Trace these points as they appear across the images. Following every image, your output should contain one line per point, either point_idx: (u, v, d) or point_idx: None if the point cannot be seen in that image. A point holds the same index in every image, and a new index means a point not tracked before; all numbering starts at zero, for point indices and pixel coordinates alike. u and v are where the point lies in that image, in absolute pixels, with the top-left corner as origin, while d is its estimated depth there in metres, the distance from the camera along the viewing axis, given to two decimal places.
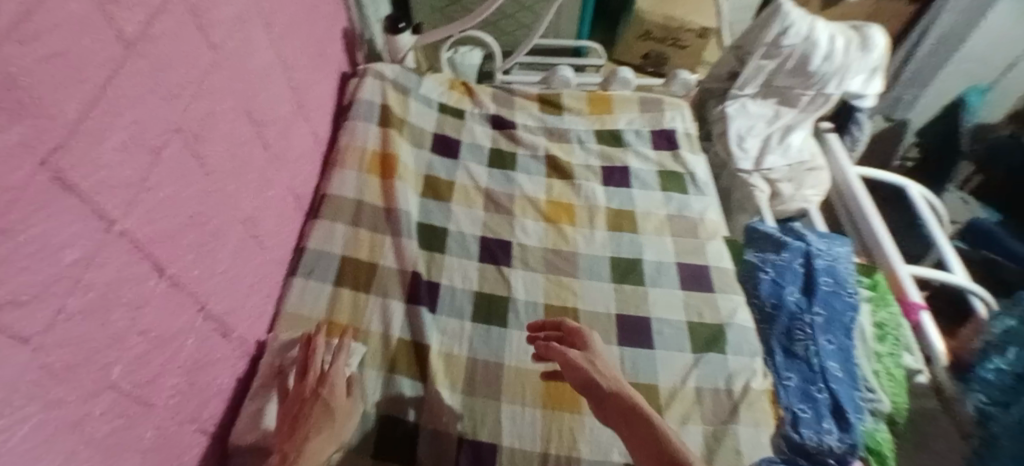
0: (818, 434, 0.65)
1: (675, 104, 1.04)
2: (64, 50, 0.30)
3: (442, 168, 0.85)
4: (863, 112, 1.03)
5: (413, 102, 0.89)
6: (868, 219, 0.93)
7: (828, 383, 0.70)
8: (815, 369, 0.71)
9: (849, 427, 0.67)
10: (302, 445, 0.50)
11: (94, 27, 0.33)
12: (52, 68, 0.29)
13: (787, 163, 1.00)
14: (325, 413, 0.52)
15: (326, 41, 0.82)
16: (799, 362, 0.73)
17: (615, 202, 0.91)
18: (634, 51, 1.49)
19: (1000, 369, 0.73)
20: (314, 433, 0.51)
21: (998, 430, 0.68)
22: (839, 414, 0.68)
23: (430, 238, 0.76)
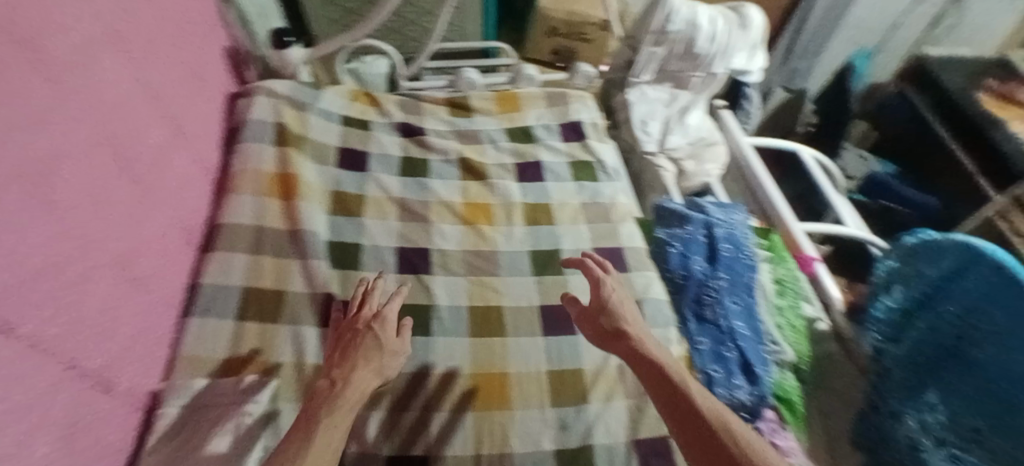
0: (730, 390, 0.71)
1: (580, 96, 1.07)
2: None
3: (349, 181, 0.83)
4: (749, 87, 1.14)
5: (312, 117, 0.87)
6: (763, 185, 1.01)
7: (736, 342, 0.76)
8: (724, 330, 0.77)
9: (757, 379, 0.73)
10: (352, 372, 0.55)
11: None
12: None
13: (688, 141, 1.07)
14: (374, 346, 0.58)
15: (203, 64, 0.79)
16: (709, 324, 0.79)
17: (531, 197, 0.91)
18: (542, 48, 1.51)
19: (889, 307, 0.80)
20: (362, 363, 0.56)
21: (891, 363, 0.76)
22: (748, 369, 0.74)
23: (342, 256, 0.74)
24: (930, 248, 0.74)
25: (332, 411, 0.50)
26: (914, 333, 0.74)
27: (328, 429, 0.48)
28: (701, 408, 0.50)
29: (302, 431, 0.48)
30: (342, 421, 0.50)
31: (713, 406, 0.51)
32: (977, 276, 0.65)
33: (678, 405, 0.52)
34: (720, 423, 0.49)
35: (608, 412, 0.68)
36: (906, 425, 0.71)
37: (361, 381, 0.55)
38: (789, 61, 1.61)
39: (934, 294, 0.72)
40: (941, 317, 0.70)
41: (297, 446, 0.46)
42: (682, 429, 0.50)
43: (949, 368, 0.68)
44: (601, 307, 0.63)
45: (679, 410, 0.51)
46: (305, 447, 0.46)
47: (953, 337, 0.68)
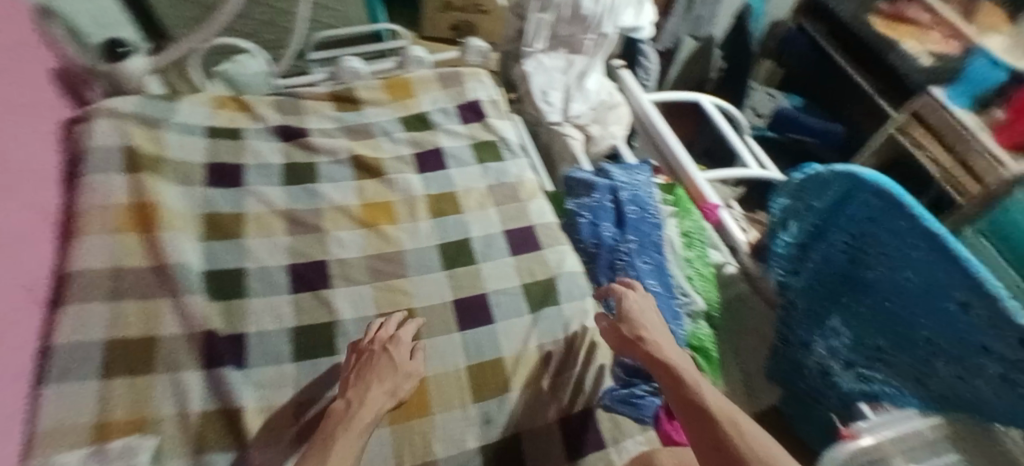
0: None
1: (474, 74, 1.02)
2: None
3: (224, 201, 0.76)
4: (644, 43, 1.15)
5: (169, 134, 0.79)
6: (667, 141, 1.01)
7: None
8: None
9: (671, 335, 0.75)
10: (365, 392, 0.57)
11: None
12: None
13: (590, 106, 1.06)
14: (387, 366, 0.60)
15: (27, 91, 0.69)
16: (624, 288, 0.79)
17: (434, 188, 0.87)
18: (440, 25, 1.44)
19: (787, 243, 0.81)
20: (375, 383, 0.58)
21: (794, 295, 0.80)
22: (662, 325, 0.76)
23: (223, 285, 0.68)
24: (820, 182, 0.74)
25: (350, 427, 0.53)
26: (811, 265, 0.77)
27: (344, 441, 0.51)
28: (706, 404, 0.51)
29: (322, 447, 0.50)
30: (356, 439, 0.52)
31: (724, 408, 0.50)
32: (860, 203, 0.67)
33: (691, 409, 0.51)
34: (722, 414, 0.49)
35: (530, 396, 0.67)
36: (817, 352, 0.76)
37: (374, 401, 0.57)
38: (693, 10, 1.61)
39: (823, 225, 0.75)
40: (833, 248, 0.73)
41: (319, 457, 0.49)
42: (691, 427, 0.50)
43: (848, 293, 0.71)
44: (622, 319, 0.65)
45: (689, 412, 0.51)
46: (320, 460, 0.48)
47: (846, 264, 0.71)
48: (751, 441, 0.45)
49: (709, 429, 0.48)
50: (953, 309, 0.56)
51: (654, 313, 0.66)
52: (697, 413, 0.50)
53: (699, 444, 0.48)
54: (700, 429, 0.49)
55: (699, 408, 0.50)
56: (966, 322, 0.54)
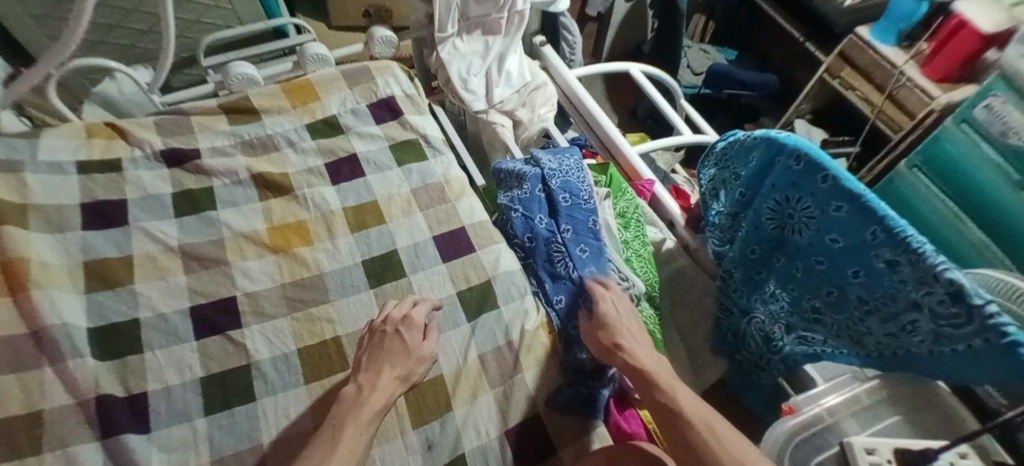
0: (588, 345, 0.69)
1: (385, 67, 0.95)
2: None
3: (107, 243, 0.67)
4: (564, 16, 1.09)
5: (32, 175, 0.69)
6: (597, 119, 0.97)
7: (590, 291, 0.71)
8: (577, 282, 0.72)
9: None
10: (376, 377, 0.57)
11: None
12: None
13: (514, 90, 1.00)
14: (400, 348, 0.60)
15: None
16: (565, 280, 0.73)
17: (351, 200, 0.80)
18: (350, 12, 1.33)
19: (719, 212, 0.81)
20: (387, 367, 0.58)
21: (728, 264, 0.79)
22: None
23: (114, 342, 0.60)
24: (746, 148, 0.73)
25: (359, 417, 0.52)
26: (741, 234, 0.75)
27: (352, 432, 0.50)
28: (682, 408, 0.50)
29: (331, 438, 0.50)
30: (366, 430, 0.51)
31: (709, 419, 0.48)
32: (783, 168, 0.65)
33: (673, 420, 0.50)
34: (704, 422, 0.48)
35: (475, 410, 0.64)
36: (756, 318, 0.76)
37: (386, 387, 0.57)
38: None
39: (751, 193, 0.73)
40: (759, 215, 0.71)
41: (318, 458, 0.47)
42: (671, 440, 0.49)
43: (781, 257, 0.71)
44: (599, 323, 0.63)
45: (671, 421, 0.50)
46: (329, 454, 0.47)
47: (775, 230, 0.70)
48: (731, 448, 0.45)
49: (687, 436, 0.48)
50: (880, 267, 0.55)
51: (631, 318, 0.63)
52: (680, 428, 0.49)
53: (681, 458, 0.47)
54: (680, 439, 0.48)
55: (680, 418, 0.49)
56: (893, 279, 0.54)
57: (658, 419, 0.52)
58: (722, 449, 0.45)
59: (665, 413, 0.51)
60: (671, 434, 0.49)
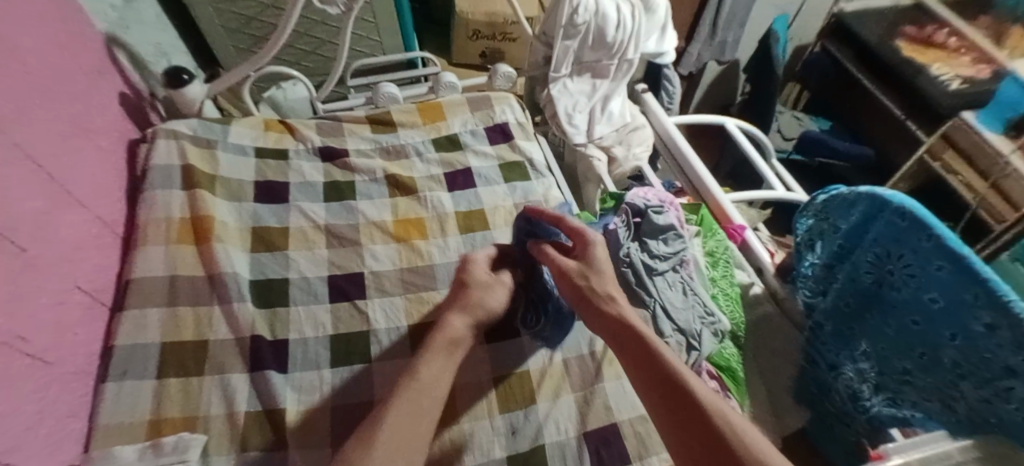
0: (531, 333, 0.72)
1: (503, 98, 1.07)
2: None
3: (270, 215, 0.81)
4: (668, 69, 1.17)
5: (223, 154, 0.85)
6: (691, 163, 1.03)
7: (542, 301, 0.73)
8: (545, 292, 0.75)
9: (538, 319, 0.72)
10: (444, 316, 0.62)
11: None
12: None
13: (613, 128, 1.09)
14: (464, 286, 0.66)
15: (98, 114, 0.75)
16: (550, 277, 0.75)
17: (463, 205, 0.90)
18: (468, 52, 1.50)
19: (813, 264, 0.82)
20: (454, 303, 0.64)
21: (820, 317, 0.79)
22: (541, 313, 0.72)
23: (267, 293, 0.72)
24: (844, 201, 0.75)
25: (430, 349, 0.58)
26: (835, 286, 0.77)
27: (429, 359, 0.56)
28: (705, 401, 0.49)
29: (415, 369, 0.55)
30: (440, 363, 0.56)
31: (718, 403, 0.49)
32: (885, 223, 0.67)
33: (674, 389, 0.50)
34: (712, 403, 0.48)
35: (556, 408, 0.68)
36: (844, 375, 0.75)
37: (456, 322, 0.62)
38: (716, 36, 1.80)
39: (850, 245, 0.75)
40: (857, 267, 0.72)
41: (405, 386, 0.53)
42: (672, 413, 0.49)
43: (874, 313, 0.71)
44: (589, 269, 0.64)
45: (671, 390, 0.50)
46: (414, 385, 0.53)
47: (871, 284, 0.71)
48: (735, 428, 0.46)
49: (707, 428, 0.46)
50: (979, 331, 0.56)
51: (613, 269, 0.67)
52: (680, 398, 0.49)
53: (674, 425, 0.48)
54: (697, 427, 0.47)
55: (686, 389, 0.50)
56: (990, 344, 0.55)
57: (655, 394, 0.51)
58: (728, 429, 0.46)
59: (673, 393, 0.50)
60: (669, 403, 0.50)
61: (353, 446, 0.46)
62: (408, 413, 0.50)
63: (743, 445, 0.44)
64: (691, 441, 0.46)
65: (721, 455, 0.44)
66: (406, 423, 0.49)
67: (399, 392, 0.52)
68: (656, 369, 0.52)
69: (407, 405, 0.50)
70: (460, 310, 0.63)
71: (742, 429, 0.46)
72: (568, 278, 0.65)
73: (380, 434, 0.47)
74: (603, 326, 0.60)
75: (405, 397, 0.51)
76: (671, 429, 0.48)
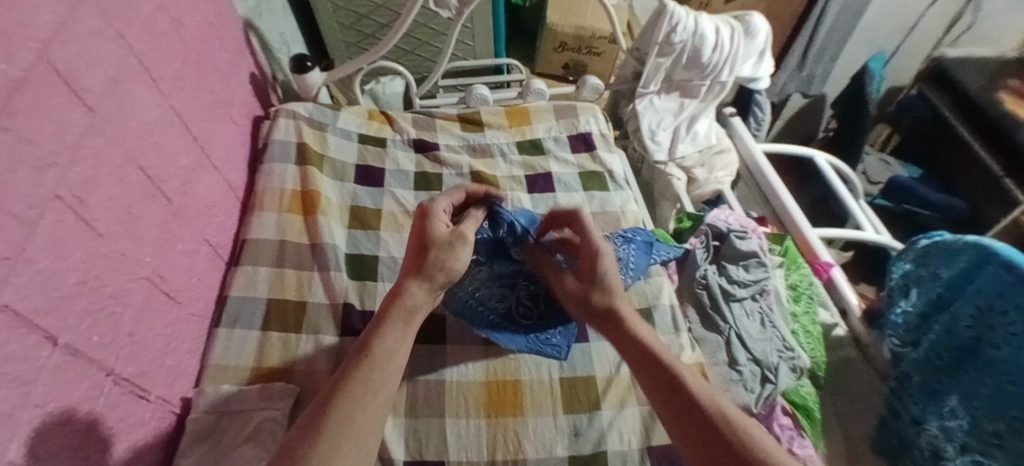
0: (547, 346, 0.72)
1: (588, 108, 1.09)
2: None
3: (367, 196, 0.87)
4: (760, 95, 1.17)
5: (332, 137, 0.92)
6: (778, 192, 1.00)
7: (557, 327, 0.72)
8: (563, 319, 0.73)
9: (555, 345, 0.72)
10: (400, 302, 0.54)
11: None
12: None
13: (697, 149, 1.08)
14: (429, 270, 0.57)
15: (234, 89, 0.84)
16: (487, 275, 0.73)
17: (541, 208, 0.93)
18: (553, 63, 1.52)
19: (905, 311, 0.77)
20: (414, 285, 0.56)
21: (909, 367, 0.74)
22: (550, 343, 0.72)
23: (359, 268, 0.77)
24: (950, 248, 0.71)
25: (391, 322, 0.53)
26: (930, 337, 0.72)
27: (395, 336, 0.52)
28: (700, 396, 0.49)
29: (388, 350, 0.50)
30: (402, 344, 0.52)
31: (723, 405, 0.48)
32: (990, 275, 0.64)
33: (678, 395, 0.50)
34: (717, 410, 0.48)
35: (620, 419, 0.68)
36: (927, 431, 0.69)
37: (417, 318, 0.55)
38: (805, 67, 1.74)
39: (950, 295, 0.70)
40: (956, 319, 0.68)
41: (369, 367, 0.48)
42: (670, 406, 0.50)
43: (969, 371, 0.66)
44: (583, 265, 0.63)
45: (677, 397, 0.50)
46: (372, 367, 0.48)
47: (969, 338, 0.66)
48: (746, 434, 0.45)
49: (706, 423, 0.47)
50: None
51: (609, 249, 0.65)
52: (688, 405, 0.49)
53: (684, 427, 0.48)
54: (694, 420, 0.48)
55: (690, 394, 0.50)
56: None
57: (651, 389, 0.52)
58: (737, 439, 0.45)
59: (668, 389, 0.51)
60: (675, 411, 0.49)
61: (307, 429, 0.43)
62: (373, 401, 0.46)
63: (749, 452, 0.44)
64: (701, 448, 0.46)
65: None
66: (366, 410, 0.45)
67: (357, 378, 0.47)
68: (651, 366, 0.53)
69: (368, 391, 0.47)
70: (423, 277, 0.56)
71: (751, 435, 0.45)
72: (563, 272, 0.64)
73: (347, 422, 0.44)
74: (594, 318, 0.60)
75: (359, 385, 0.47)
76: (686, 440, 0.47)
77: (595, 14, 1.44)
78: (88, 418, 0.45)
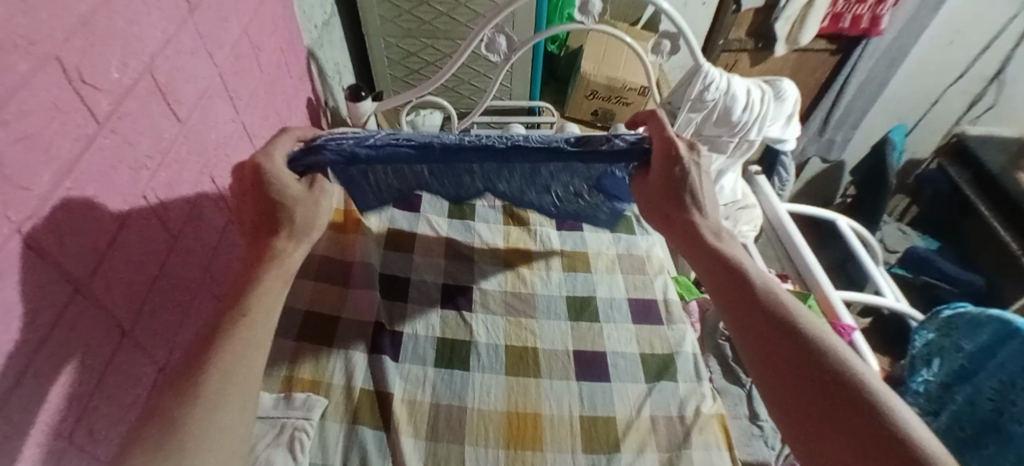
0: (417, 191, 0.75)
1: (619, 154, 1.13)
2: (31, 135, 0.34)
3: (404, 221, 0.92)
4: (785, 156, 1.22)
5: None
6: (801, 251, 1.02)
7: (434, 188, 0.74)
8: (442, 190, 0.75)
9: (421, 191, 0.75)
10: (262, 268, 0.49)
11: (56, 95, 0.37)
12: (20, 150, 0.33)
13: (723, 203, 1.12)
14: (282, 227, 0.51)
15: (293, 109, 0.90)
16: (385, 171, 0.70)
17: (568, 245, 0.93)
18: (583, 109, 1.58)
19: (927, 380, 0.76)
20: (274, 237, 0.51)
21: (932, 436, 0.74)
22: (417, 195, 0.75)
23: (393, 287, 0.84)
24: (974, 320, 0.71)
25: (266, 280, 0.48)
26: (952, 406, 0.71)
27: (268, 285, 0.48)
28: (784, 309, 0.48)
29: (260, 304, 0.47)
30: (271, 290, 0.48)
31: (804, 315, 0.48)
32: (1014, 350, 0.63)
33: (743, 290, 0.51)
34: (767, 291, 0.50)
35: (639, 462, 0.67)
36: None
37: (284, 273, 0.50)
38: (825, 133, 1.79)
39: (973, 367, 0.70)
40: (979, 391, 0.68)
41: (234, 329, 0.44)
42: (751, 311, 0.49)
43: (989, 445, 0.65)
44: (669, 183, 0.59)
45: (732, 284, 0.52)
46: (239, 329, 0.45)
47: (991, 410, 0.66)
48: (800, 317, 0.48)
49: (789, 332, 0.46)
50: None
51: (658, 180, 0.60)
52: (741, 290, 0.51)
53: (761, 331, 0.48)
54: (774, 329, 0.47)
55: (744, 277, 0.52)
56: None
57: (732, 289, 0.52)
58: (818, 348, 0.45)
59: (746, 292, 0.51)
60: (732, 298, 0.52)
61: (174, 397, 0.41)
62: (253, 357, 0.45)
63: (801, 326, 0.47)
64: (757, 327, 0.48)
65: (781, 333, 0.47)
66: (242, 367, 0.44)
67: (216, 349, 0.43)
68: (729, 276, 0.53)
69: (241, 351, 0.44)
70: (285, 231, 0.51)
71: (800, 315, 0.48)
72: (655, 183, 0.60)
73: (226, 396, 0.42)
74: (666, 216, 0.60)
75: (228, 350, 0.43)
76: (740, 324, 0.50)
77: (627, 68, 1.51)
78: (139, 406, 0.51)
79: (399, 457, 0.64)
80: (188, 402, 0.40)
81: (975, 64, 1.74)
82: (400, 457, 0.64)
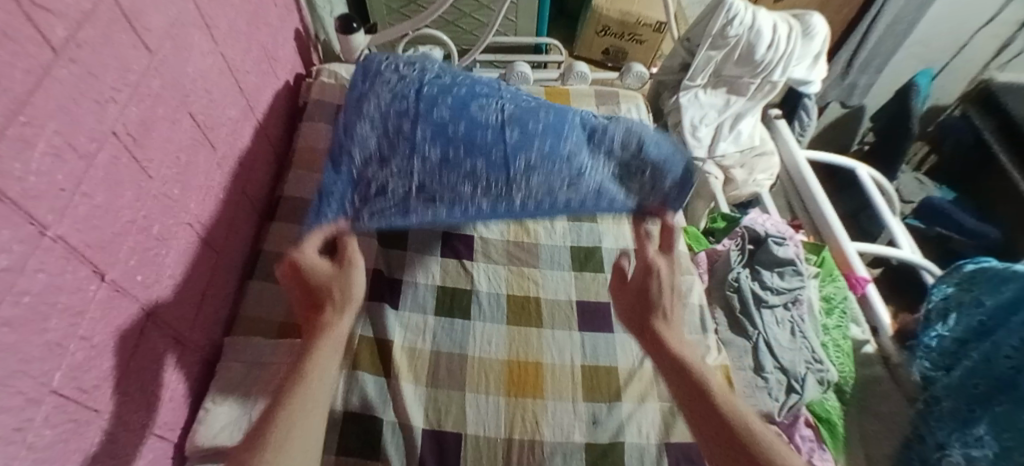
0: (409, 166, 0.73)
1: (631, 96, 1.06)
2: None
3: None
4: (808, 99, 1.16)
5: None
6: (818, 202, 0.98)
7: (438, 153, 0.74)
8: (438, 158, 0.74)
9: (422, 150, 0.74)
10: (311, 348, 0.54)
11: (5, 19, 0.32)
12: None
13: (739, 149, 1.04)
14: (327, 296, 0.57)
15: (279, 44, 0.84)
16: (360, 150, 0.75)
17: None
18: (594, 47, 1.49)
19: (942, 335, 0.74)
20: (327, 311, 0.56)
21: (941, 392, 0.71)
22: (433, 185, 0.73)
23: (392, 235, 0.80)
24: (1000, 275, 0.67)
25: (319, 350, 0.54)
26: (966, 362, 0.68)
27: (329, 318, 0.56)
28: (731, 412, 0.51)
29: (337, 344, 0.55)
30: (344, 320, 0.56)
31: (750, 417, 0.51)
32: None
33: (699, 401, 0.53)
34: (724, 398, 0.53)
35: (640, 412, 0.67)
36: (950, 456, 0.67)
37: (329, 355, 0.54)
38: (849, 76, 1.67)
39: (994, 324, 0.67)
40: (996, 349, 0.64)
41: (302, 385, 0.51)
42: (699, 416, 0.52)
43: (1003, 403, 0.62)
44: (643, 290, 0.61)
45: (696, 399, 0.53)
46: (308, 391, 0.51)
47: (1008, 369, 0.62)
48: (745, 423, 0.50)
49: (738, 436, 0.49)
50: None
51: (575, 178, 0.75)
52: (710, 413, 0.52)
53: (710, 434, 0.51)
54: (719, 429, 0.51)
55: (699, 381, 0.54)
56: None
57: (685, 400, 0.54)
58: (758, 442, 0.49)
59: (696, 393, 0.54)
60: (697, 411, 0.53)
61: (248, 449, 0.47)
62: (311, 410, 0.51)
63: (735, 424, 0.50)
64: (721, 435, 0.50)
65: (732, 444, 0.49)
66: (305, 418, 0.50)
67: (301, 384, 0.51)
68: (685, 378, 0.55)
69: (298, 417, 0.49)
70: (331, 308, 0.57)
71: (759, 432, 0.50)
72: (627, 296, 0.63)
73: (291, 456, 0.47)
74: (636, 322, 0.61)
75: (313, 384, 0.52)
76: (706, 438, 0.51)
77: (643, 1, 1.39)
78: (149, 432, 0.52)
79: (401, 403, 0.65)
80: (282, 435, 0.48)
81: (1010, 7, 1.61)
82: (400, 402, 0.65)
